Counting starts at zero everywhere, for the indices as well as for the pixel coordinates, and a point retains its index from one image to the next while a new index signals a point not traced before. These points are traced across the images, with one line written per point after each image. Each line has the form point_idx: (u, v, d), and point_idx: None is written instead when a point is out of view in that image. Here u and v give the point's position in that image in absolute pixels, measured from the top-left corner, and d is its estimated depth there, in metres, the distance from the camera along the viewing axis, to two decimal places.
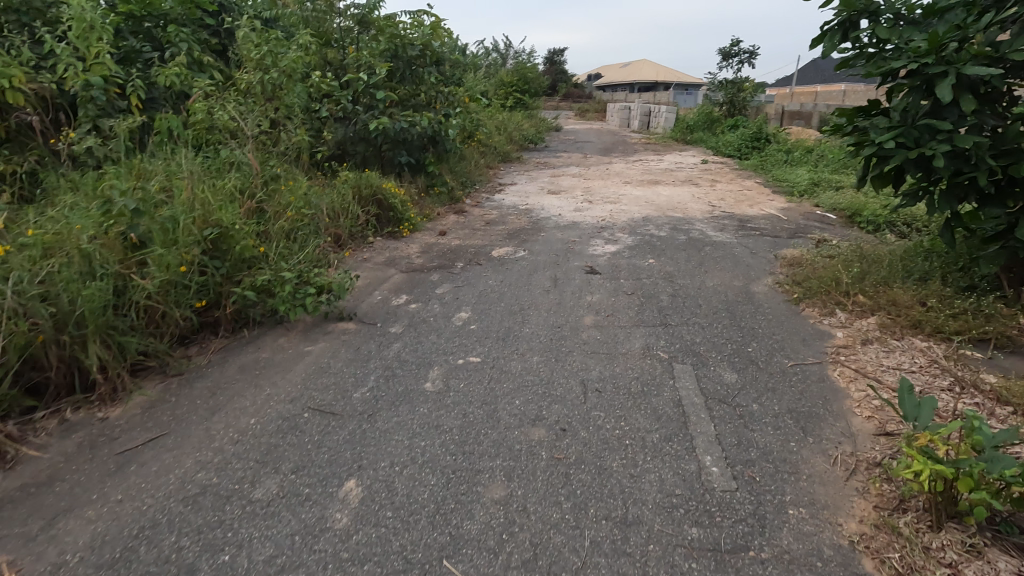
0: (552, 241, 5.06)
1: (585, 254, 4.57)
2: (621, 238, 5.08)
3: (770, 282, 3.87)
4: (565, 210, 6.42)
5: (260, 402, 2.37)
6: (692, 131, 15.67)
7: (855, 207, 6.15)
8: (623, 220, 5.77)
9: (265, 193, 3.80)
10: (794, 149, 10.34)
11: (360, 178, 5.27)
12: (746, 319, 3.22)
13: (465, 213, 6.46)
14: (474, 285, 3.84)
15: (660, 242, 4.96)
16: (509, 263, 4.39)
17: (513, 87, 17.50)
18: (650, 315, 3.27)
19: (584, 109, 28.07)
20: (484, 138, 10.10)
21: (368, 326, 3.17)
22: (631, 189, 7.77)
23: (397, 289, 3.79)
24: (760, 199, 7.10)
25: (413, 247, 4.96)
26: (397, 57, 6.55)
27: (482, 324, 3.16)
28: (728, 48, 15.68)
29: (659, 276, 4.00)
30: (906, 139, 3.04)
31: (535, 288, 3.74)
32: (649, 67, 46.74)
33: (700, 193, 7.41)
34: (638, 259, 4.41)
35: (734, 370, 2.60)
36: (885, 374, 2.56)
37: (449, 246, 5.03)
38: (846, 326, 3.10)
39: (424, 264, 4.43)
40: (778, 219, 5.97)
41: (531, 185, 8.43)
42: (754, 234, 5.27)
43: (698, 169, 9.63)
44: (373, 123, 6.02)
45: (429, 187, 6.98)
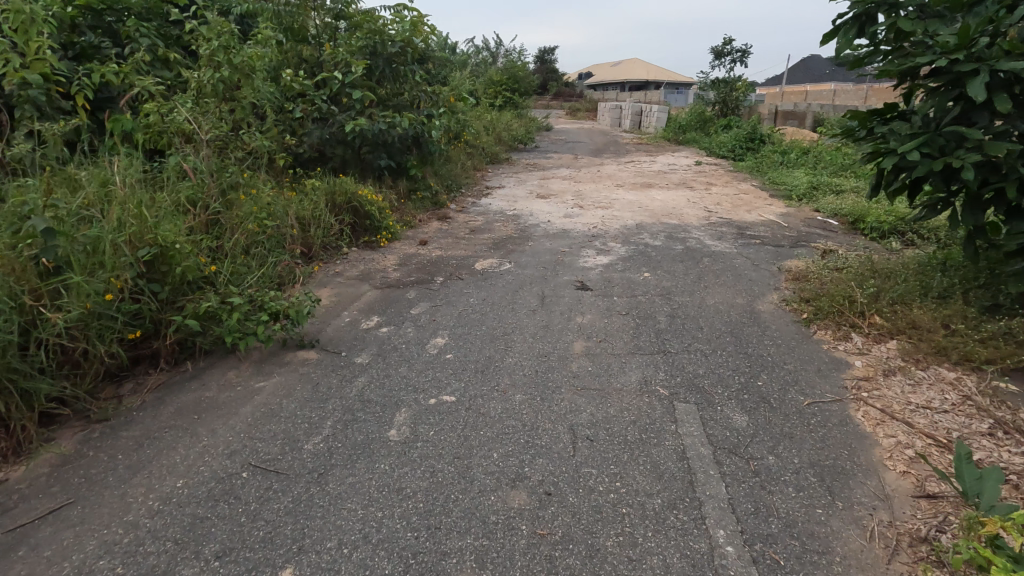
0: (541, 251, 4.73)
1: (575, 267, 4.25)
2: (614, 248, 4.77)
3: (776, 299, 3.57)
4: (555, 216, 6.10)
5: (193, 457, 2.02)
6: (685, 131, 15.39)
7: (858, 213, 5.87)
8: (616, 228, 5.46)
9: (221, 204, 3.44)
10: (790, 151, 10.08)
11: (334, 184, 4.91)
12: (754, 345, 2.90)
13: (449, 220, 6.11)
14: (454, 304, 3.50)
15: (656, 252, 4.64)
16: (494, 277, 4.05)
17: (502, 86, 17.16)
18: (648, 340, 2.96)
19: (575, 108, 27.72)
20: (471, 138, 9.75)
21: (331, 356, 2.82)
22: (624, 192, 7.46)
23: (369, 310, 3.44)
24: (758, 204, 6.81)
25: (390, 259, 4.61)
26: (375, 54, 6.13)
27: (460, 353, 2.82)
28: (721, 47, 15.41)
29: (656, 292, 3.68)
30: (932, 148, 2.75)
31: (521, 307, 3.41)
32: (640, 66, 46.48)
33: (695, 197, 7.11)
34: (633, 272, 4.10)
35: (744, 411, 2.28)
36: (915, 417, 2.23)
37: (430, 258, 4.68)
38: (864, 354, 2.79)
39: (401, 279, 4.08)
40: (778, 226, 5.67)
41: (520, 188, 8.11)
42: (755, 243, 4.97)
43: (692, 171, 9.34)
44: (349, 124, 5.64)
45: (411, 192, 6.63)
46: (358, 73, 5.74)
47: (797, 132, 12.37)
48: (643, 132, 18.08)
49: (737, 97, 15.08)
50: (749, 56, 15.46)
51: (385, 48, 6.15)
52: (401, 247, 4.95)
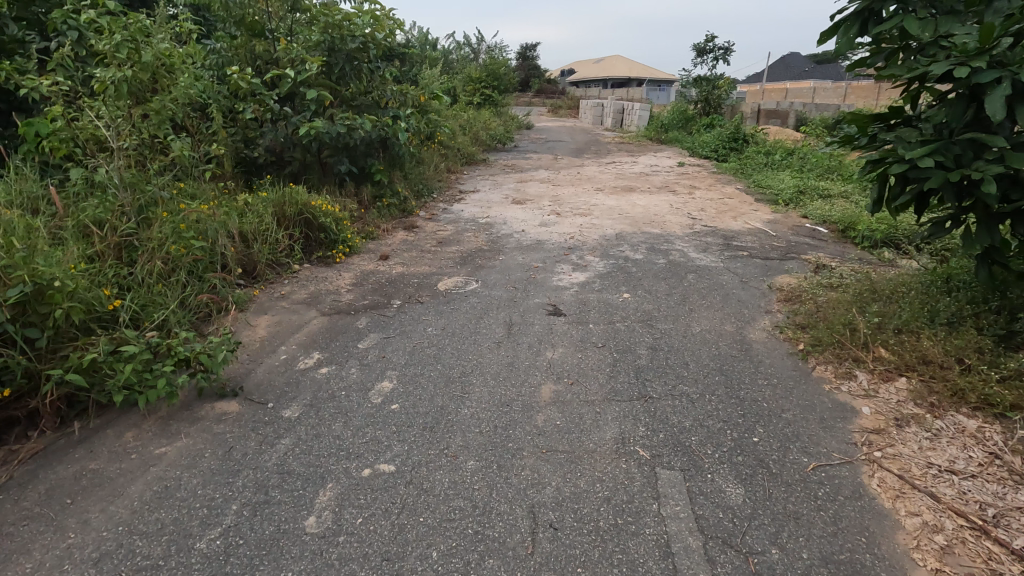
0: (512, 267, 4.34)
1: (548, 286, 3.87)
2: (592, 263, 4.38)
3: (769, 324, 3.22)
4: (530, 225, 5.70)
5: (51, 564, 1.60)
6: (667, 130, 15.10)
7: (849, 220, 5.57)
8: (594, 239, 5.09)
9: (136, 224, 3.01)
10: (773, 151, 9.82)
11: (284, 194, 4.46)
12: (747, 387, 2.53)
13: (416, 230, 5.68)
14: (409, 336, 3.09)
15: (636, 268, 4.27)
16: (457, 300, 3.65)
17: (481, 83, 16.66)
18: (627, 381, 2.58)
19: (557, 106, 27.31)
20: (445, 139, 9.31)
21: (255, 407, 2.39)
22: (604, 197, 7.09)
23: (310, 343, 3.02)
24: (743, 210, 6.49)
25: (346, 278, 4.18)
26: (332, 49, 5.61)
27: (407, 401, 2.42)
28: (703, 44, 15.15)
29: (636, 318, 3.31)
30: (945, 158, 2.42)
31: (484, 340, 3.01)
32: (623, 62, 46.28)
33: (678, 202, 6.77)
34: (612, 293, 3.72)
35: (740, 481, 1.90)
36: (940, 486, 1.89)
37: (390, 275, 4.27)
38: (870, 397, 2.44)
39: (353, 302, 3.65)
40: (766, 235, 5.34)
41: (495, 192, 7.70)
42: (742, 256, 4.63)
43: (675, 173, 9.02)
44: (304, 127, 5.17)
45: (376, 199, 6.18)
46: (314, 72, 5.24)
47: (779, 132, 12.15)
48: (625, 130, 17.76)
49: (719, 96, 14.82)
50: (731, 54, 15.20)
51: (345, 42, 5.60)
52: (359, 263, 4.52)
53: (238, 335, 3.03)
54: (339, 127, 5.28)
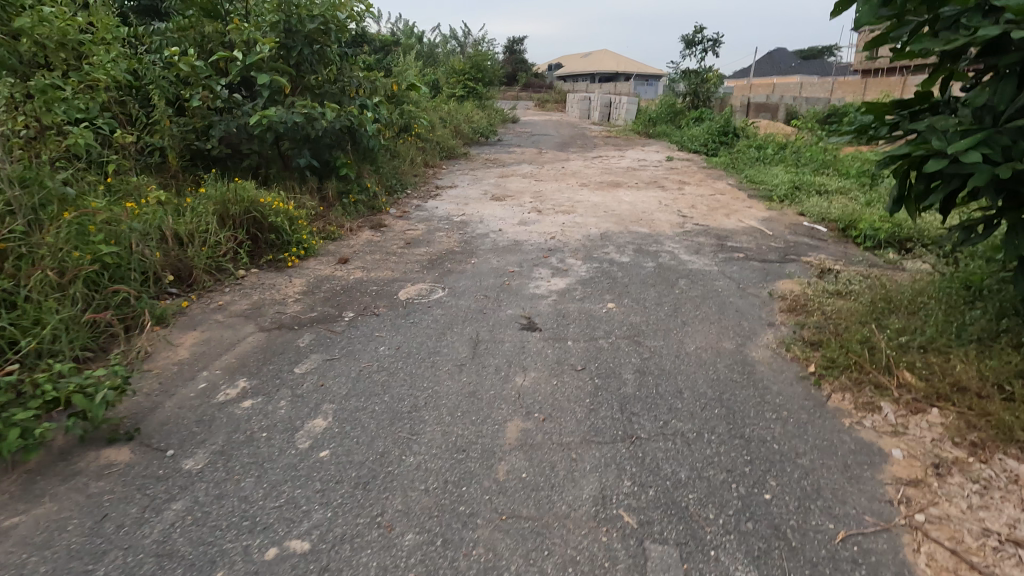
0: (485, 271, 3.89)
1: (523, 294, 3.44)
2: (573, 267, 3.95)
3: (773, 340, 2.82)
4: (508, 223, 5.26)
5: None
6: (655, 123, 14.71)
7: (849, 218, 5.21)
8: (577, 239, 4.66)
9: (24, 228, 2.54)
10: (765, 145, 9.47)
11: (228, 190, 3.98)
12: (752, 423, 2.12)
13: (384, 229, 5.22)
14: (357, 357, 2.64)
15: (622, 272, 3.85)
16: (420, 310, 3.21)
17: (465, 74, 16.09)
18: (609, 415, 2.15)
19: (543, 100, 26.79)
20: (422, 131, 8.81)
21: (151, 456, 1.93)
22: (589, 193, 6.66)
23: (238, 367, 2.55)
24: (736, 207, 6.09)
25: (297, 284, 3.71)
26: (289, 30, 5.09)
27: (341, 446, 1.97)
28: (692, 35, 14.77)
29: (621, 333, 2.89)
30: (995, 150, 2.00)
31: (444, 362, 2.56)
32: (611, 56, 45.83)
33: (668, 199, 6.36)
34: (596, 302, 3.30)
35: (750, 561, 1.50)
36: (1005, 566, 1.49)
37: (347, 281, 3.80)
38: (899, 436, 2.05)
39: (298, 314, 3.18)
40: (762, 235, 4.95)
41: (474, 188, 7.24)
42: (737, 258, 4.22)
43: (664, 168, 8.63)
44: (256, 116, 4.66)
45: (342, 195, 5.69)
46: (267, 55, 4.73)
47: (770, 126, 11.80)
48: (612, 124, 17.34)
49: (708, 88, 14.45)
50: (720, 46, 14.83)
51: (303, 23, 5.08)
52: (314, 267, 4.05)
53: (154, 360, 2.57)
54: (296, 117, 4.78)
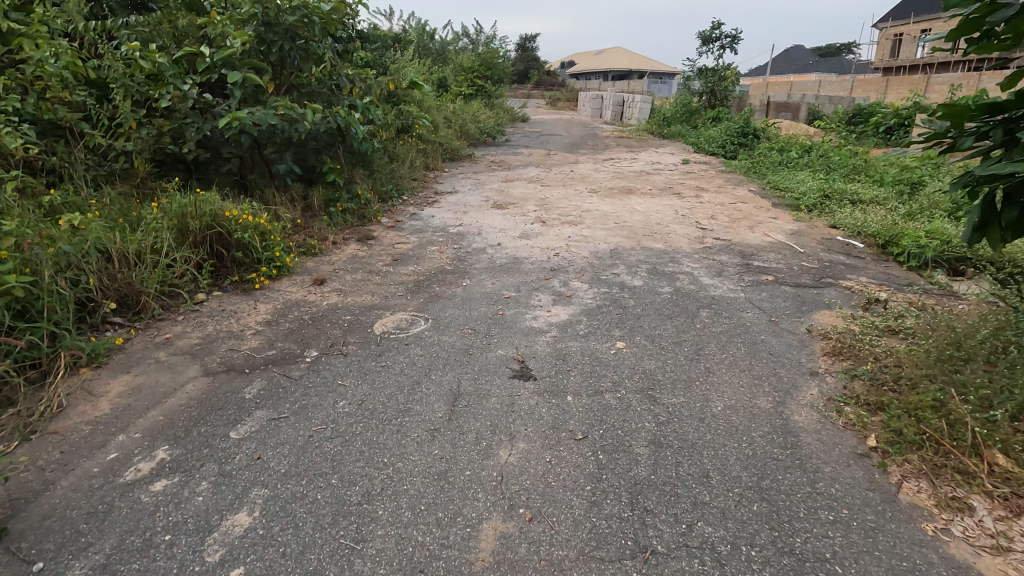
0: (477, 296, 3.42)
1: (518, 328, 2.96)
2: (578, 293, 3.46)
3: (818, 398, 2.31)
4: (509, 236, 4.77)
5: None
6: (669, 123, 14.14)
7: (889, 232, 4.67)
8: (584, 257, 4.16)
9: None
10: (787, 148, 8.90)
11: (189, 202, 3.54)
12: (804, 529, 1.62)
13: (373, 241, 4.76)
14: (309, 417, 2.17)
15: (634, 299, 3.36)
16: (396, 349, 2.74)
17: (472, 72, 15.57)
18: (616, 515, 1.66)
19: (556, 98, 26.28)
20: (424, 132, 8.35)
21: (12, 573, 1.47)
22: (599, 201, 6.16)
23: (163, 429, 2.09)
24: (760, 218, 5.56)
25: (263, 310, 3.25)
26: (267, 23, 4.64)
27: (262, 561, 1.50)
28: (708, 32, 14.17)
29: (632, 384, 2.40)
30: None
31: (414, 427, 2.09)
32: (625, 54, 45.15)
33: (685, 208, 5.84)
34: (603, 340, 2.81)
35: None
36: None
37: (320, 306, 3.34)
38: (1004, 554, 1.53)
39: (254, 353, 2.72)
40: (792, 253, 4.42)
41: (476, 193, 6.76)
42: (765, 282, 3.71)
43: (679, 172, 8.09)
44: (227, 117, 4.21)
45: (329, 204, 5.24)
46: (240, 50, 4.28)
47: (792, 126, 11.20)
48: (625, 123, 16.77)
49: (726, 87, 13.84)
50: (739, 42, 14.21)
51: (282, 15, 4.62)
52: (286, 290, 3.59)
53: (64, 420, 2.14)
54: (273, 119, 4.32)
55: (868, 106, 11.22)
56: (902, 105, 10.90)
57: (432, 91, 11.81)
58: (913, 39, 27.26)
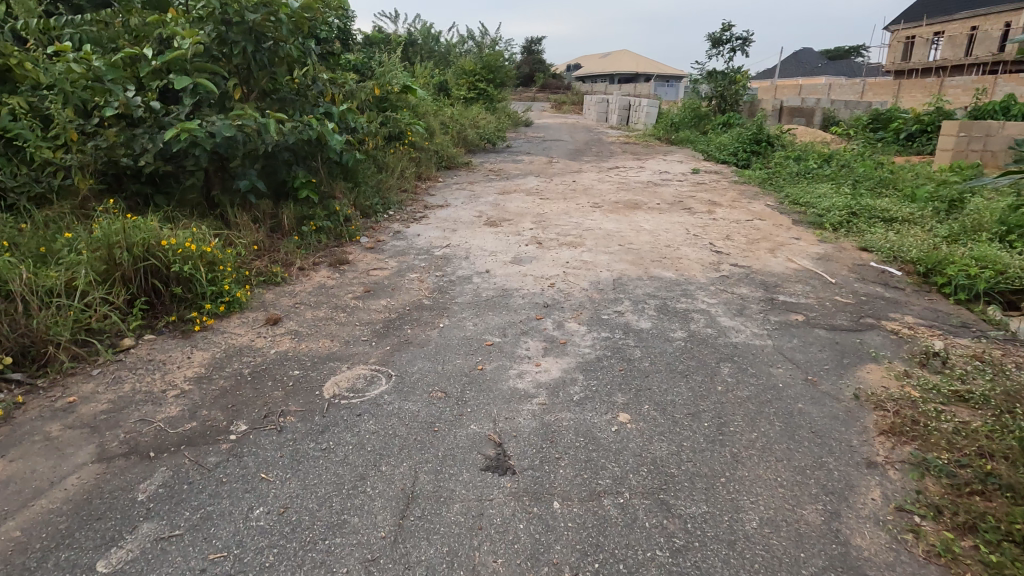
0: (454, 343, 2.89)
1: (498, 390, 2.43)
2: (574, 339, 2.93)
3: (882, 506, 1.76)
4: (499, 261, 4.25)
5: None
6: (677, 128, 13.58)
7: (931, 258, 4.11)
8: (583, 289, 3.63)
9: None
10: (805, 157, 8.35)
11: (119, 230, 3.04)
12: None
13: (347, 266, 4.24)
14: (212, 535, 1.65)
15: (640, 348, 2.82)
16: (345, 420, 2.21)
17: (473, 74, 15.06)
18: None
19: (560, 101, 25.75)
20: (417, 139, 7.84)
21: None
22: (602, 217, 5.62)
23: (13, 554, 1.58)
24: (780, 239, 5.00)
25: (199, 360, 2.74)
26: (228, 22, 4.14)
27: None
28: (718, 34, 13.61)
29: (638, 481, 1.86)
30: None
31: (345, 557, 1.56)
32: (631, 56, 44.61)
33: (696, 227, 5.29)
34: (601, 411, 2.27)
35: None
36: None
37: (267, 354, 2.82)
38: None
39: (169, 426, 2.20)
40: (821, 284, 3.86)
41: (468, 207, 6.24)
42: (795, 324, 3.16)
43: (689, 183, 7.55)
44: (174, 129, 3.70)
45: (302, 222, 4.73)
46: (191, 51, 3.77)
47: (806, 132, 10.64)
48: (631, 128, 16.22)
49: (737, 91, 13.28)
50: (749, 44, 13.65)
51: (244, 12, 4.12)
52: (233, 331, 3.07)
53: None
54: (230, 130, 3.80)
55: (887, 112, 10.65)
56: (924, 110, 10.32)
57: (429, 94, 11.30)
58: (927, 42, 26.60)
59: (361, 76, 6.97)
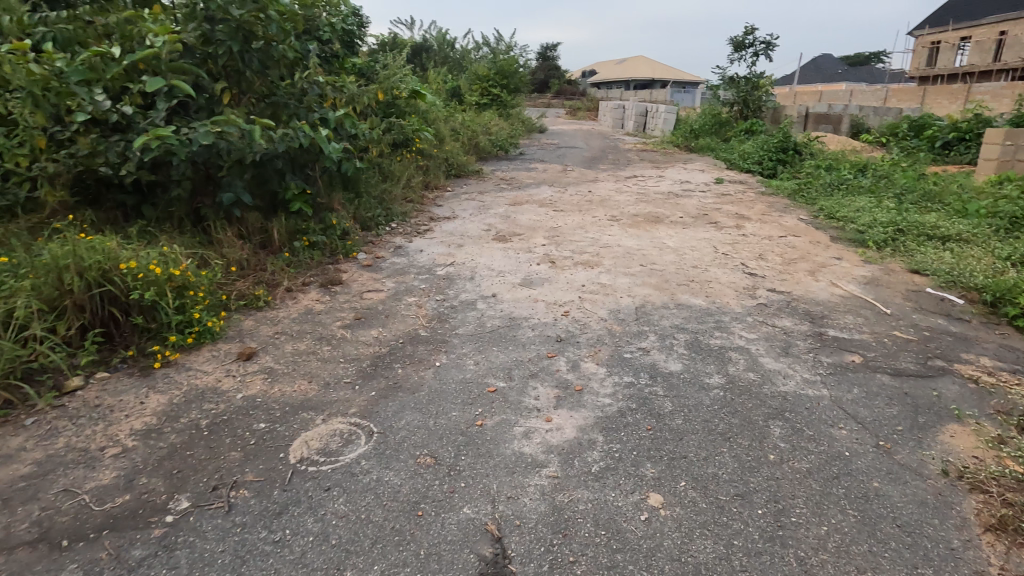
0: (450, 389, 2.47)
1: (499, 456, 2.00)
2: (591, 386, 2.49)
3: None
4: (507, 284, 3.82)
5: None
6: (697, 135, 13.08)
7: (1000, 285, 3.60)
8: (601, 319, 3.19)
9: None
10: (837, 167, 7.83)
11: (72, 251, 2.66)
12: None
13: (339, 287, 3.85)
14: None
15: (671, 398, 2.38)
16: (309, 497, 1.80)
17: (487, 79, 14.71)
18: None
19: (576, 108, 25.35)
20: (425, 146, 7.47)
21: None
22: (621, 233, 5.17)
23: None
24: (820, 259, 4.51)
25: (153, 406, 2.35)
26: (212, 19, 3.80)
27: None
28: (740, 38, 13.12)
29: None
30: None
31: None
32: (647, 62, 44.10)
33: (725, 244, 4.82)
34: (626, 490, 1.83)
35: None
36: None
37: (233, 398, 2.42)
38: None
39: (96, 500, 1.81)
40: (875, 315, 3.37)
41: (477, 219, 5.83)
42: (852, 368, 2.69)
43: (713, 194, 7.07)
44: (145, 137, 3.30)
45: (294, 237, 4.35)
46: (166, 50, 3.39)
47: (835, 140, 10.10)
48: (648, 135, 15.75)
49: (760, 97, 12.77)
50: (773, 49, 13.15)
51: (229, 9, 3.77)
52: (199, 368, 2.68)
53: None
54: (208, 137, 3.42)
55: (921, 119, 10.07)
56: (961, 117, 9.74)
57: (441, 100, 10.96)
58: (953, 47, 25.81)
59: (366, 81, 6.62)
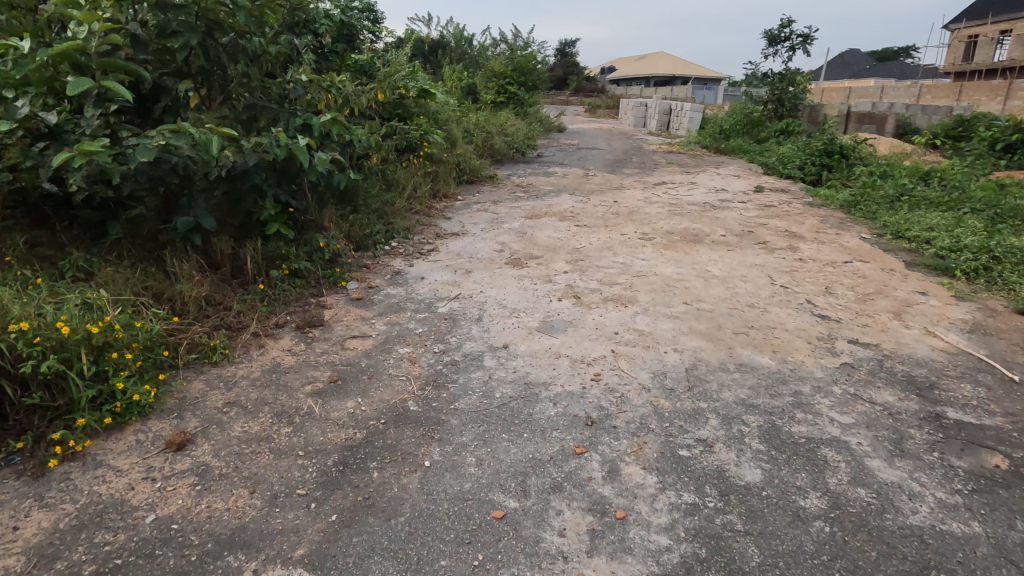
0: (440, 514, 1.76)
1: None
2: (639, 511, 1.77)
3: None
4: (522, 329, 3.11)
5: None
6: (726, 134, 11.90)
7: None
8: (642, 389, 2.47)
9: None
10: (893, 174, 6.97)
11: None
12: None
13: (319, 331, 3.17)
14: None
15: (756, 541, 1.65)
16: None
17: (503, 77, 13.96)
18: None
19: (595, 106, 24.51)
20: (433, 151, 6.78)
21: None
22: (656, 256, 4.43)
23: None
24: (901, 294, 3.72)
25: (26, 536, 1.69)
26: (164, 7, 3.14)
27: None
28: (775, 32, 12.21)
29: None
30: None
31: None
32: (668, 59, 43.04)
33: (782, 273, 4.05)
34: None
35: None
36: None
37: (141, 521, 1.75)
38: None
39: None
40: (999, 384, 2.59)
41: (489, 236, 5.13)
42: (1002, 480, 1.92)
43: (756, 206, 6.28)
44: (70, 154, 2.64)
45: (272, 265, 3.69)
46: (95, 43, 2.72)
47: (883, 143, 9.17)
48: (673, 135, 14.89)
49: (796, 94, 11.85)
50: (810, 43, 12.22)
51: None
52: (113, 463, 2.03)
53: None
54: (150, 154, 2.76)
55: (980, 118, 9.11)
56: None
57: (453, 99, 10.27)
58: (995, 41, 24.42)
59: (368, 79, 5.96)
